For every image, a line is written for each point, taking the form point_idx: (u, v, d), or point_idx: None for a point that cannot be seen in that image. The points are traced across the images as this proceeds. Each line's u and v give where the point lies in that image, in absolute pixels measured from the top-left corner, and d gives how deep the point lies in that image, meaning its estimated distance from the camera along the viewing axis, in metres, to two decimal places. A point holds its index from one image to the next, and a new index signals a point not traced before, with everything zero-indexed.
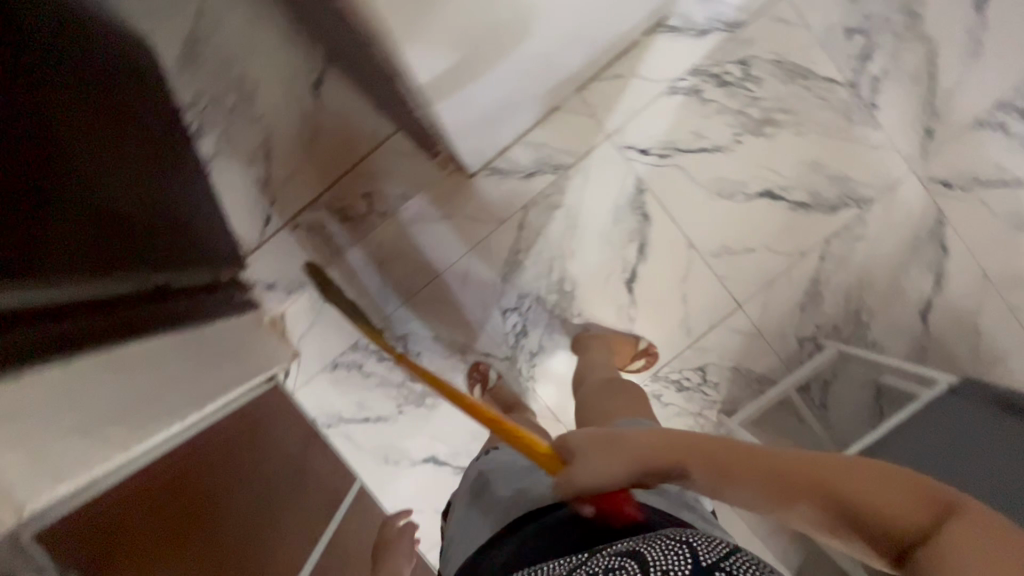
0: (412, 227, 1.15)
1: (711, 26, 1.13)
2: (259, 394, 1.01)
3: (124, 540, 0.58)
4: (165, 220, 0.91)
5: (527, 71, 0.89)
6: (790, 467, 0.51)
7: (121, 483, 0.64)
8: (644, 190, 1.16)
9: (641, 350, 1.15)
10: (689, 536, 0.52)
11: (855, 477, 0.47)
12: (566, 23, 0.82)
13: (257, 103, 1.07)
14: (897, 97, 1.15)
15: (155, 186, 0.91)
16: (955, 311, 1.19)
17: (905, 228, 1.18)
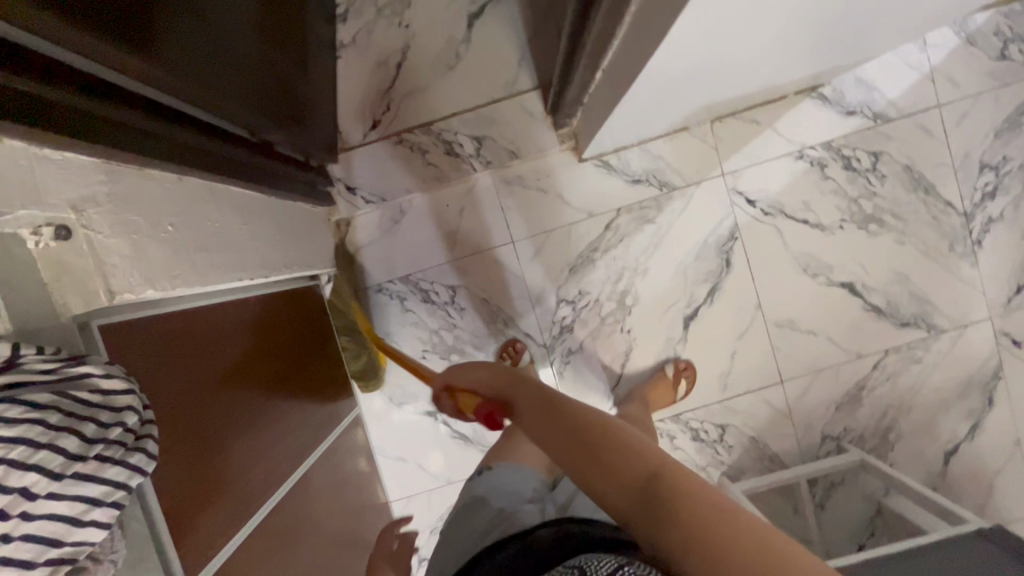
0: (506, 187, 1.14)
1: (860, 109, 1.13)
2: (302, 288, 1.01)
3: (156, 364, 0.57)
4: (296, 83, 0.89)
5: (701, 83, 0.87)
6: (573, 424, 0.50)
7: (177, 313, 0.63)
8: (735, 238, 1.16)
9: (675, 374, 1.15)
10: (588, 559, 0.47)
11: (621, 445, 0.47)
12: (764, 54, 0.81)
13: (410, 11, 1.06)
14: (1004, 244, 1.15)
15: (297, 46, 0.89)
16: (979, 464, 1.19)
17: (963, 369, 1.18)
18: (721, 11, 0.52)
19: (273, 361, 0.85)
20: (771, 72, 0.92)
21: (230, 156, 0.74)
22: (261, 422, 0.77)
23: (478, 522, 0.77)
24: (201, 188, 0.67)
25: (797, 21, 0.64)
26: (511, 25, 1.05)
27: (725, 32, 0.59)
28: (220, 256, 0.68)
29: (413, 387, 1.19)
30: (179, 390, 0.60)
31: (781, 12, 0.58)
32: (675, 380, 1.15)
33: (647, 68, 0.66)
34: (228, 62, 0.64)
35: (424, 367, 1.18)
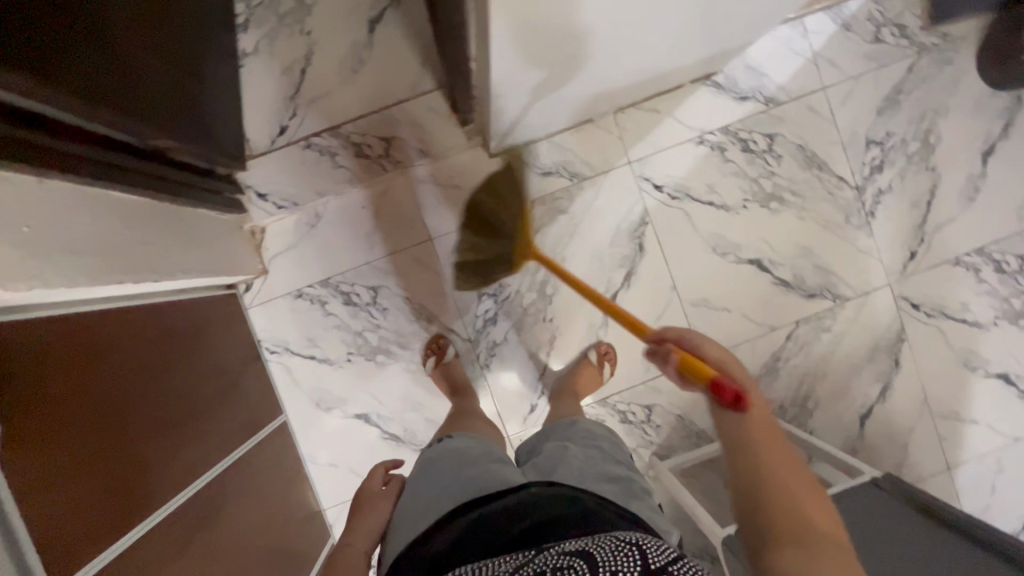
0: (421, 185, 1.15)
1: (752, 95, 1.20)
2: (207, 298, 1.01)
3: (34, 371, 0.54)
4: (194, 95, 0.90)
5: (586, 79, 0.92)
6: (785, 461, 0.59)
7: (50, 320, 0.60)
8: (646, 222, 1.20)
9: (598, 354, 1.18)
10: (638, 538, 0.54)
11: (815, 505, 0.56)
12: (641, 49, 0.85)
13: (310, 19, 1.08)
14: (894, 214, 1.23)
15: (193, 57, 0.90)
16: (893, 423, 1.26)
17: (870, 334, 1.24)
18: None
19: (177, 364, 0.83)
20: (653, 63, 0.96)
21: (98, 164, 0.73)
22: (171, 427, 0.76)
23: (443, 478, 0.75)
24: (69, 191, 0.67)
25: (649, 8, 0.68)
26: (410, 27, 1.08)
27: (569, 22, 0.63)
28: (97, 261, 0.68)
29: (341, 392, 1.18)
30: (64, 399, 0.57)
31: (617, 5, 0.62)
32: (599, 365, 1.18)
33: (508, 56, 0.69)
34: (100, 68, 0.65)
35: (350, 369, 1.18)
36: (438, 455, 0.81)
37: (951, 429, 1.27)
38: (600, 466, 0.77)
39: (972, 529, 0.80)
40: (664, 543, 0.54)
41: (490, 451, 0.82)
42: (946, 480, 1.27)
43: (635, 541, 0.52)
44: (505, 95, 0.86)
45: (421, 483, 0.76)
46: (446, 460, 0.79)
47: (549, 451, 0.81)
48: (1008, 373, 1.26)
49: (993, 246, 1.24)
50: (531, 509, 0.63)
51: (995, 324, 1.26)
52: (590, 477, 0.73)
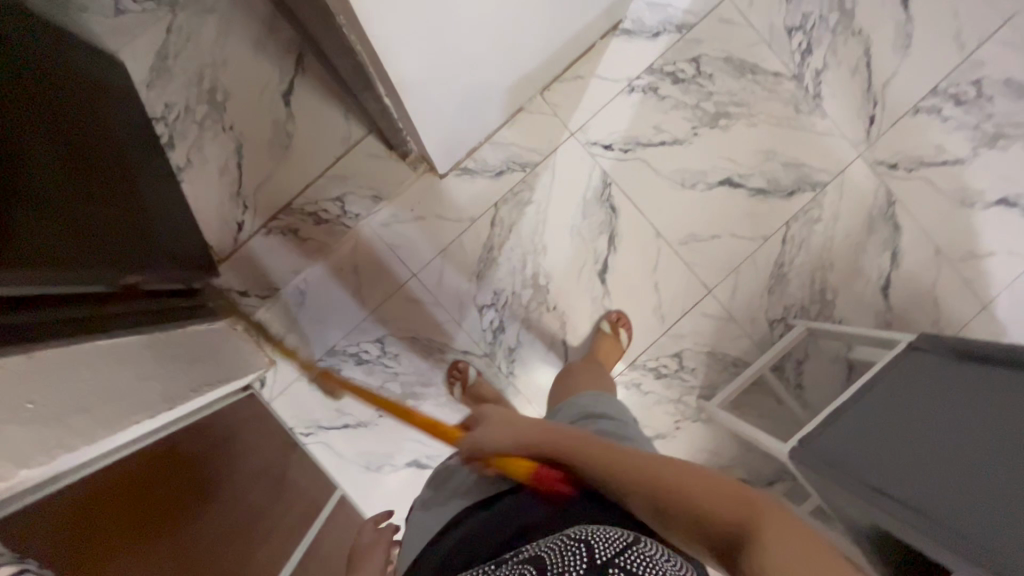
0: (386, 228, 1.17)
1: (662, 28, 1.20)
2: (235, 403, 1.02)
3: (96, 531, 0.53)
4: (141, 223, 0.91)
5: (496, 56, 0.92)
6: (631, 470, 0.59)
7: (93, 475, 0.60)
8: (609, 183, 1.21)
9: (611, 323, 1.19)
10: (589, 534, 0.54)
11: (691, 484, 0.55)
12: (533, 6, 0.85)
13: (228, 114, 1.11)
14: (839, 87, 1.23)
15: (129, 188, 0.91)
16: (914, 284, 1.25)
17: (860, 209, 1.24)
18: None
19: (227, 471, 0.84)
20: (552, 25, 0.97)
21: (81, 309, 0.76)
22: (236, 543, 0.75)
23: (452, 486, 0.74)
24: (61, 354, 0.67)
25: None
26: (324, 87, 1.11)
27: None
28: (108, 409, 0.69)
29: (385, 447, 1.19)
30: (131, 546, 0.57)
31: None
32: (615, 333, 1.18)
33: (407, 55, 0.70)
34: (40, 221, 0.66)
35: (385, 423, 1.19)
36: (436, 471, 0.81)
37: (972, 269, 1.26)
38: None
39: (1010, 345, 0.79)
40: (613, 534, 0.54)
41: None
42: (986, 319, 1.26)
43: (585, 537, 0.53)
44: (421, 107, 0.87)
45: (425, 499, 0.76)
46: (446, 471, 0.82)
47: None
48: (1007, 197, 1.25)
49: (945, 83, 1.24)
50: (506, 513, 0.63)
51: (975, 155, 1.25)
52: None
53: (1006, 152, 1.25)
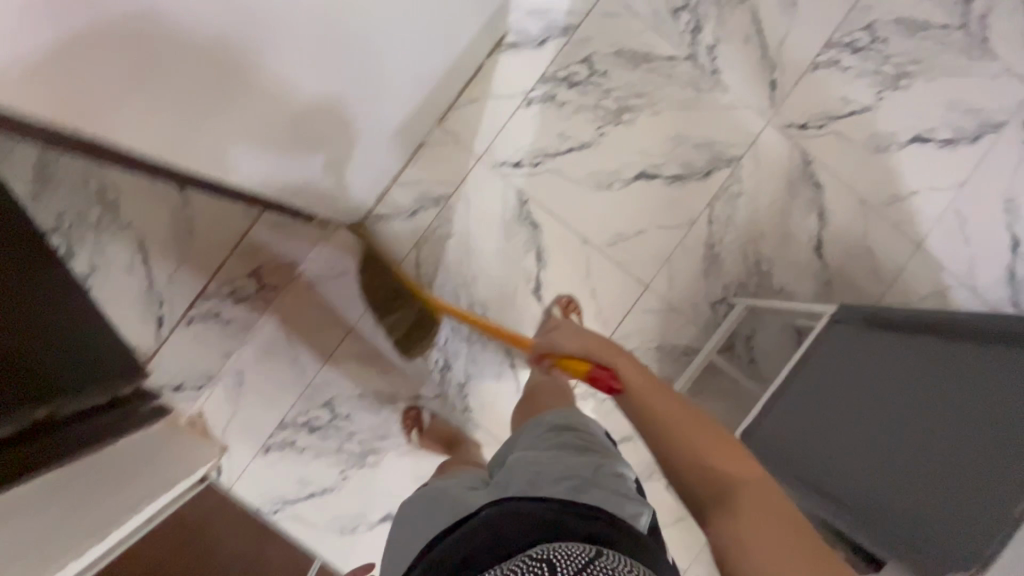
0: (310, 291, 1.15)
1: (547, 35, 1.18)
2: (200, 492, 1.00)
3: None
4: (60, 335, 0.88)
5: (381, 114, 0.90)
6: (661, 409, 0.66)
7: None
8: (526, 200, 1.19)
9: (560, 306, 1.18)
10: (549, 554, 0.56)
11: (700, 440, 0.61)
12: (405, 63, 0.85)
13: (124, 210, 1.06)
14: (735, 59, 1.22)
15: (43, 300, 0.88)
16: (846, 238, 1.25)
17: (778, 175, 1.23)
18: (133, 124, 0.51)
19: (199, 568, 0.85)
20: (422, 64, 0.91)
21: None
22: None
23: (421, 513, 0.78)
24: None
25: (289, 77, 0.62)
26: None
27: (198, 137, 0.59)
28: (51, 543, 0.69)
29: (356, 507, 1.18)
30: None
31: (224, 98, 0.57)
32: (566, 318, 1.18)
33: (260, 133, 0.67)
34: None
35: (351, 484, 1.18)
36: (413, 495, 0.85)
37: (900, 212, 1.26)
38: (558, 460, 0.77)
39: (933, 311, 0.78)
40: (573, 547, 0.56)
41: (460, 478, 0.85)
42: (922, 259, 1.27)
43: (544, 557, 0.55)
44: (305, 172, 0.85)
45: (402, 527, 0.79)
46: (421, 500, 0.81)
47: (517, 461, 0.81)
48: (919, 134, 1.26)
49: (839, 33, 1.23)
50: (479, 532, 0.63)
51: (881, 98, 1.25)
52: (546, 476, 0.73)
53: (911, 90, 1.25)
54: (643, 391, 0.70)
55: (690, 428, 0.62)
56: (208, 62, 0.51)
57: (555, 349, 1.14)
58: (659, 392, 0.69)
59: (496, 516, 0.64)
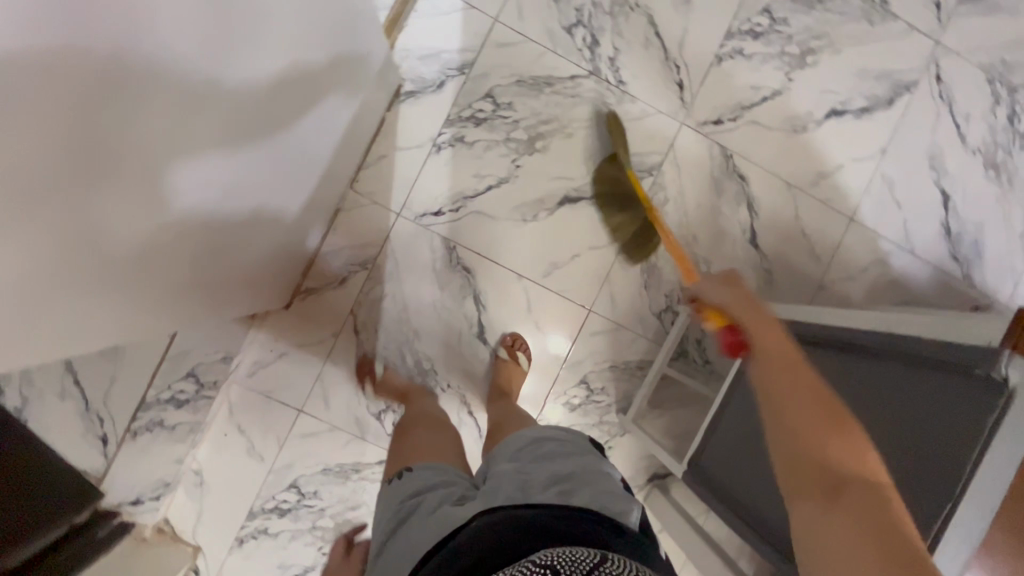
0: (253, 379, 1.15)
1: (444, 76, 1.16)
2: None
3: None
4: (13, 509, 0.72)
5: (278, 203, 0.86)
6: (790, 378, 0.52)
7: None
8: (453, 247, 1.18)
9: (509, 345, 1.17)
10: (554, 557, 0.52)
11: (817, 426, 0.48)
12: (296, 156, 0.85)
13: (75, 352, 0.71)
14: (638, 66, 1.20)
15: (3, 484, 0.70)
16: (779, 225, 1.25)
17: (700, 176, 1.23)
18: (70, 288, 0.50)
19: None
20: (305, 159, 0.89)
21: None
22: None
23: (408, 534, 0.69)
24: None
25: (212, 178, 0.62)
26: None
27: (131, 274, 0.58)
28: None
29: None
30: None
31: (148, 205, 0.53)
32: (514, 357, 1.16)
33: (212, 173, 0.61)
34: None
35: None
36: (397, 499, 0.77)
37: (828, 189, 1.26)
38: (546, 469, 0.75)
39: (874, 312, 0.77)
40: (581, 553, 0.53)
41: (448, 479, 0.78)
42: (857, 231, 1.27)
43: (549, 561, 0.51)
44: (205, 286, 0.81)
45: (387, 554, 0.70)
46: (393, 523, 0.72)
47: (504, 471, 0.78)
48: (834, 108, 1.25)
49: (738, 21, 1.21)
50: (477, 542, 0.60)
51: (791, 79, 1.24)
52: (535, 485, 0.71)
53: (818, 66, 1.24)
54: (772, 362, 0.55)
55: (797, 400, 0.50)
56: (141, 193, 0.51)
57: (510, 390, 1.12)
58: (795, 366, 0.53)
59: (489, 523, 0.62)
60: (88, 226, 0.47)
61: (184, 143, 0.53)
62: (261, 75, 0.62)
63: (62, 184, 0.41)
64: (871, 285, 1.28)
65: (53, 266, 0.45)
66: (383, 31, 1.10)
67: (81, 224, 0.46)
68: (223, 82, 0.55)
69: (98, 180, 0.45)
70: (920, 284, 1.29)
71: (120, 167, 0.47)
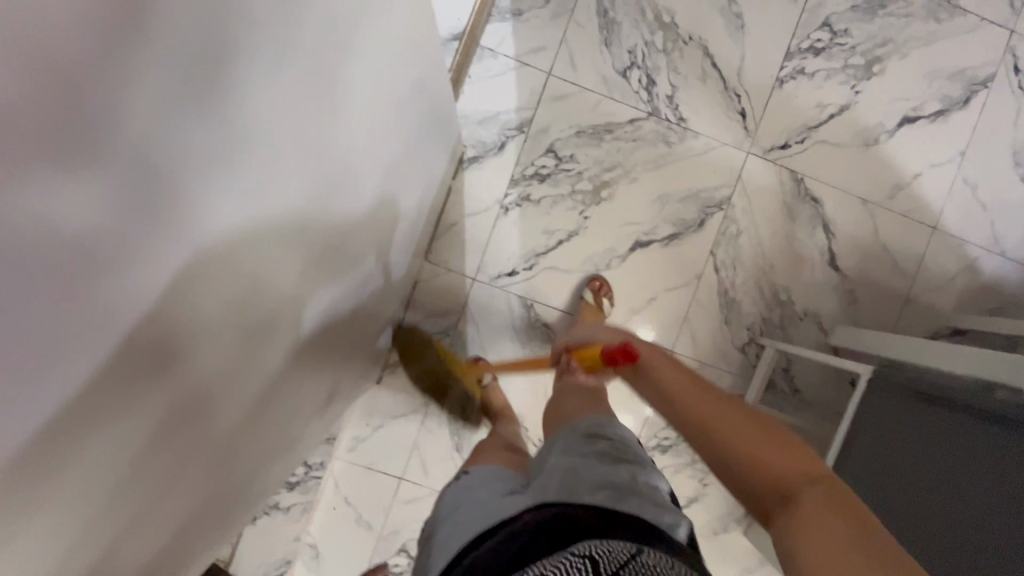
0: (353, 452, 1.18)
1: (504, 137, 1.16)
2: None
3: None
4: None
5: (371, 297, 0.87)
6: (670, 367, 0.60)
7: None
8: (530, 304, 1.19)
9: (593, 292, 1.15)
10: (592, 545, 0.54)
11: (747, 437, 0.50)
12: (383, 251, 0.82)
13: (224, 511, 0.70)
14: (698, 100, 1.17)
15: None
16: (858, 242, 1.21)
17: (772, 203, 1.20)
18: (164, 459, 0.40)
19: None
20: (394, 253, 0.91)
21: None
22: None
23: (459, 513, 0.71)
24: None
25: (288, 311, 0.52)
26: None
27: (213, 444, 0.49)
28: None
29: None
30: None
31: (235, 329, 0.42)
32: (598, 302, 1.14)
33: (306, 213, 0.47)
34: None
35: None
36: (450, 493, 0.78)
37: (907, 200, 1.22)
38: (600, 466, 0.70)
39: (1001, 355, 0.77)
40: (616, 543, 0.54)
41: (499, 473, 0.80)
42: (941, 239, 1.22)
43: (587, 551, 0.53)
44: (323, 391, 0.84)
45: (439, 518, 0.74)
46: (447, 517, 0.73)
47: (553, 459, 0.74)
48: (906, 116, 1.20)
49: (796, 40, 1.18)
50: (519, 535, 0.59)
51: (858, 92, 1.19)
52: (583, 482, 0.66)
53: (885, 75, 1.19)
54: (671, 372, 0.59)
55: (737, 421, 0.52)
56: (232, 314, 0.41)
57: None
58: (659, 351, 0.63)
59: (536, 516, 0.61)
60: (178, 392, 0.38)
61: (262, 274, 0.43)
62: (346, 151, 0.50)
63: (150, 353, 0.33)
64: (962, 294, 1.23)
65: (122, 466, 0.35)
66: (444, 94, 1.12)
67: (167, 392, 0.36)
68: (307, 161, 0.43)
69: (173, 355, 0.35)
70: (1015, 286, 1.23)
71: (191, 332, 0.36)
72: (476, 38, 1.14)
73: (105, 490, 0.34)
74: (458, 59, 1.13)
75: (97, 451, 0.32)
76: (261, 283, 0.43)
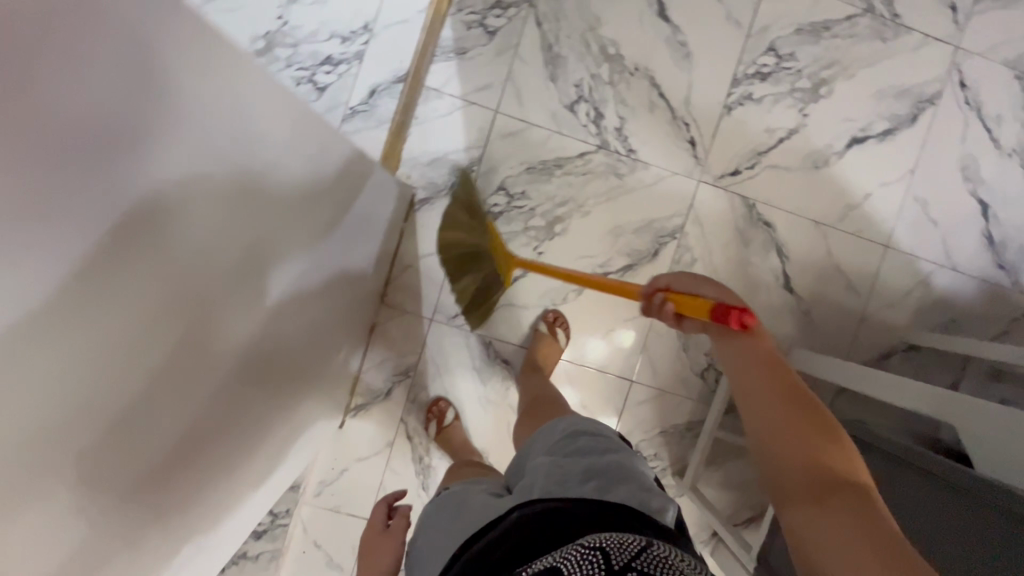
0: (320, 496, 1.19)
1: (454, 177, 1.16)
2: None
3: None
4: None
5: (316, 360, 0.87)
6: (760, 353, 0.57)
7: None
8: (488, 341, 1.20)
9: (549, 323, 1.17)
10: (603, 538, 0.52)
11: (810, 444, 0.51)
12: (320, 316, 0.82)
13: None
14: (647, 131, 1.18)
15: None
16: (812, 263, 1.22)
17: (724, 230, 1.21)
18: (154, 383, 0.45)
19: None
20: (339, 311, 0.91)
21: None
22: None
23: (439, 530, 0.73)
24: None
25: (244, 294, 0.56)
26: None
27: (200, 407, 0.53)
28: None
29: None
30: None
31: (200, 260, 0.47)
32: (553, 332, 1.17)
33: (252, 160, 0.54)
34: None
35: None
36: (432, 503, 0.81)
37: (858, 220, 1.23)
38: (586, 460, 0.72)
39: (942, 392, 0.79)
40: (627, 536, 0.53)
41: (477, 481, 0.83)
42: (895, 256, 1.24)
43: (598, 543, 0.51)
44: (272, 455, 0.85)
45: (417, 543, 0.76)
46: (418, 541, 0.75)
47: (540, 462, 0.76)
48: (854, 136, 1.21)
49: (742, 67, 1.18)
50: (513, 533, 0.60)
51: (806, 115, 1.19)
52: (571, 479, 0.68)
53: (833, 96, 1.20)
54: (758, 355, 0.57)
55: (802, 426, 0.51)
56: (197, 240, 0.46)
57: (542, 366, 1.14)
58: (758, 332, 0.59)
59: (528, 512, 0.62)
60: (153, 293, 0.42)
61: (218, 216, 0.49)
62: (275, 121, 0.58)
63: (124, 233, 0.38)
64: (917, 309, 1.24)
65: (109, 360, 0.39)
66: (387, 147, 1.12)
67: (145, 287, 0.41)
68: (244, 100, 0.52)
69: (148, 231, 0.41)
70: (968, 299, 1.24)
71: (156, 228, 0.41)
72: (421, 80, 1.14)
73: (77, 409, 0.37)
74: (404, 102, 1.13)
75: (65, 351, 0.35)
76: (223, 216, 0.49)
